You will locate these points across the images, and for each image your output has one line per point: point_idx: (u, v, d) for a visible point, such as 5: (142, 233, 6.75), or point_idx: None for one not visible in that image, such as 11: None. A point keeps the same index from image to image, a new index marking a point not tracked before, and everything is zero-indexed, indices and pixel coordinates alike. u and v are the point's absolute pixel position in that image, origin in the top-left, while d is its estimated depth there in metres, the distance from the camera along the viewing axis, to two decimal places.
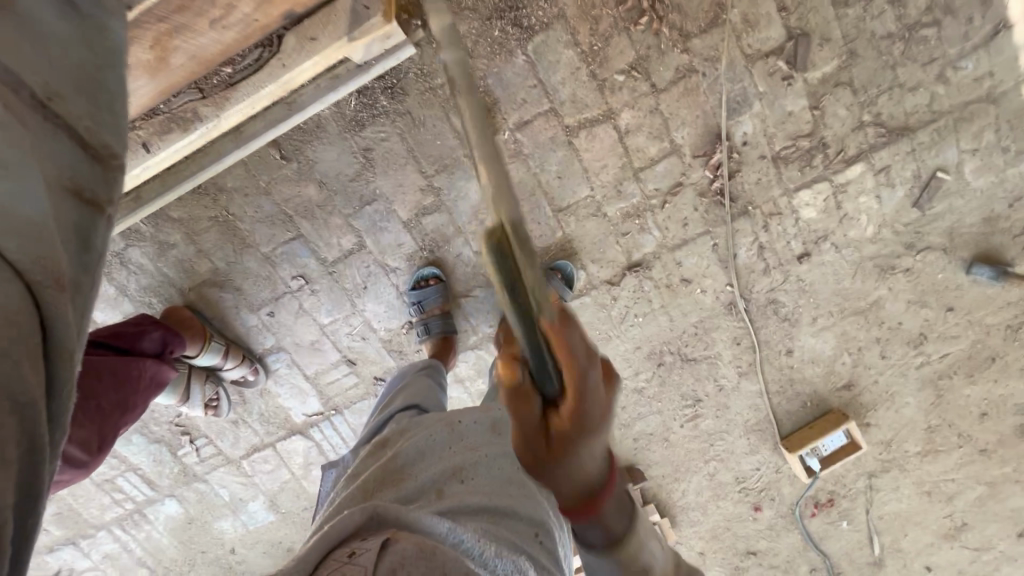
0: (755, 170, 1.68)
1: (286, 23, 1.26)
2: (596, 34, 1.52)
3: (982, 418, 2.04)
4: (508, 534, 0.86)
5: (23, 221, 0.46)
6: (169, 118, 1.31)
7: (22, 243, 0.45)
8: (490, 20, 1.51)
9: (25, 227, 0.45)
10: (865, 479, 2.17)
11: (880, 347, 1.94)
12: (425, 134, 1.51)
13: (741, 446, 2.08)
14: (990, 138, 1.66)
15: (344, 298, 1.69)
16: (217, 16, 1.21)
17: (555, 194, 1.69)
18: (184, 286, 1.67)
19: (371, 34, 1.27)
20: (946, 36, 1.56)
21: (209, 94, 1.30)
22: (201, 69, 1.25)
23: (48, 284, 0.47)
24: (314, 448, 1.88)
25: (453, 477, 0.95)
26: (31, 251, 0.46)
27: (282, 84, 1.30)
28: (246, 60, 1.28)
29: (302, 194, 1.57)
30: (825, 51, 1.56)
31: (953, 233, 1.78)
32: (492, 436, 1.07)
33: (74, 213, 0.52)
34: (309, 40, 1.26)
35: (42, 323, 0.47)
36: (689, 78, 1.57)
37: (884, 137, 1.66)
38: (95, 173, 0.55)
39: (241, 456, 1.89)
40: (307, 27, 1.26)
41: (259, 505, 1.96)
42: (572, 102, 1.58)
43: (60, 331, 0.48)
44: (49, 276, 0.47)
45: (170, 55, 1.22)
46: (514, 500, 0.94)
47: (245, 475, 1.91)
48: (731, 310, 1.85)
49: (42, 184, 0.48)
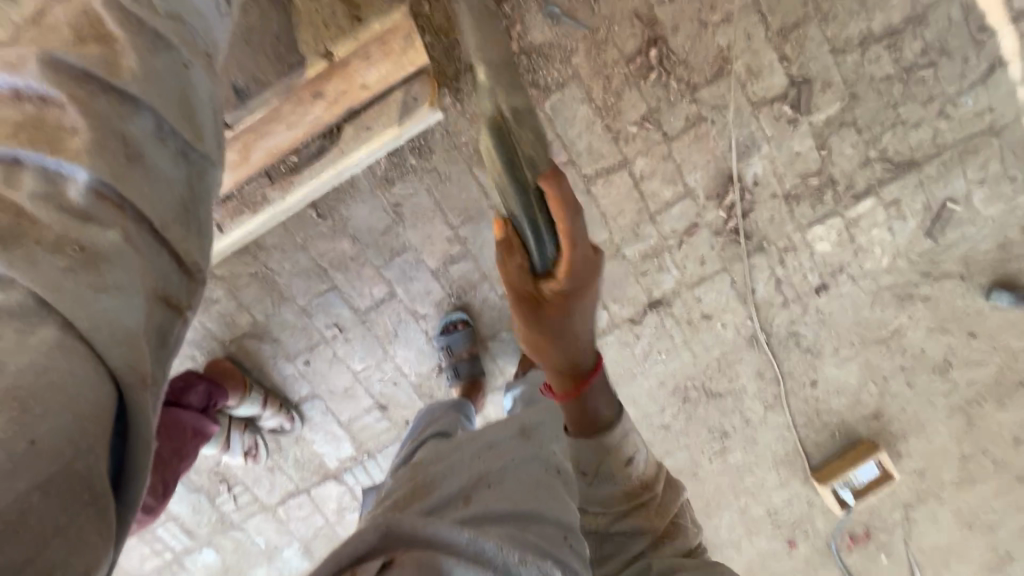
0: (768, 208, 1.74)
1: (344, 116, 1.38)
2: (608, 90, 1.60)
3: (1016, 444, 2.03)
4: (536, 540, 0.80)
5: (125, 333, 0.52)
6: (240, 203, 1.44)
7: (119, 351, 0.51)
8: None
9: (127, 337, 0.52)
10: (901, 511, 2.13)
11: (906, 375, 1.95)
12: (451, 187, 1.61)
13: (771, 479, 2.07)
14: (996, 168, 1.74)
15: (375, 345, 1.76)
16: (291, 120, 1.32)
17: None
18: (225, 338, 1.75)
19: (416, 119, 1.41)
20: (944, 76, 1.65)
21: (275, 179, 1.43)
22: (271, 159, 1.38)
23: (134, 381, 0.51)
24: (347, 493, 1.92)
25: (478, 481, 0.88)
26: (126, 355, 0.51)
27: (335, 164, 1.42)
28: (307, 149, 1.41)
29: (337, 248, 1.66)
30: (828, 95, 1.64)
31: (969, 261, 1.83)
32: (522, 440, 0.96)
33: (162, 318, 0.58)
34: (364, 129, 1.39)
35: (123, 411, 0.51)
36: (698, 126, 1.65)
37: (892, 172, 1.72)
38: (179, 280, 0.61)
39: (276, 503, 1.93)
40: (362, 118, 1.39)
41: (294, 552, 1.99)
42: (588, 153, 1.67)
43: (142, 416, 0.52)
44: (136, 374, 0.51)
45: (250, 154, 1.35)
46: (541, 502, 0.86)
47: (281, 522, 1.95)
48: (753, 344, 1.88)
49: (148, 294, 0.56)
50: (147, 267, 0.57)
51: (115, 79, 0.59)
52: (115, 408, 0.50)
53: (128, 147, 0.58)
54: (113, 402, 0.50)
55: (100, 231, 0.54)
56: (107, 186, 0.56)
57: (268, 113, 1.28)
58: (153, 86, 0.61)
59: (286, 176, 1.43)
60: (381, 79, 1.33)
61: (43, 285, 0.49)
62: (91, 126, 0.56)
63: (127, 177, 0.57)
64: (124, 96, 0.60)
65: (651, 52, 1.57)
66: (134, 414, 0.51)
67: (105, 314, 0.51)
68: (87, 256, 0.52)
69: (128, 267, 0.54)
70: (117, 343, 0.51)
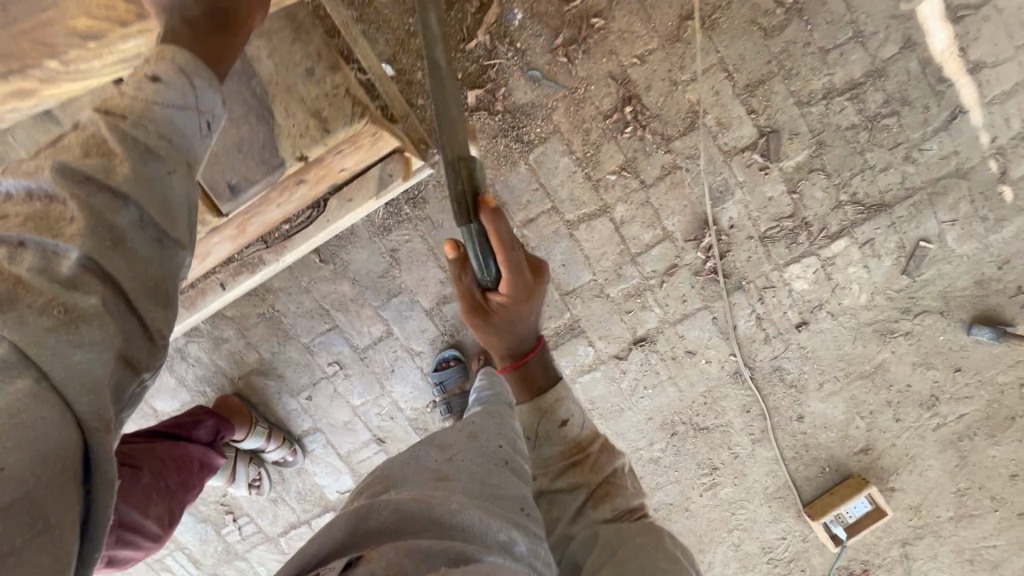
0: (744, 249, 1.83)
1: (330, 190, 1.52)
2: (587, 143, 1.73)
3: (1013, 479, 2.02)
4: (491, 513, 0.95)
5: (93, 379, 0.58)
6: (241, 264, 1.59)
7: (88, 402, 0.57)
8: (496, 138, 1.72)
9: (96, 388, 0.58)
10: (899, 547, 2.12)
11: (893, 410, 1.98)
12: (443, 234, 1.74)
13: (764, 514, 2.09)
14: (967, 208, 1.82)
15: (374, 381, 1.87)
16: (280, 199, 1.44)
17: (561, 279, 1.86)
18: (234, 375, 1.87)
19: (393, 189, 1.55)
20: (907, 124, 1.75)
21: (271, 244, 1.58)
22: (266, 229, 1.51)
23: (98, 428, 0.58)
24: None
25: None
26: (97, 406, 0.58)
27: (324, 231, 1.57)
28: (297, 219, 1.55)
29: (337, 291, 1.79)
30: (796, 143, 1.75)
31: (948, 297, 1.88)
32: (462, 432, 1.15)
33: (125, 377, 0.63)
34: (348, 201, 1.53)
35: (86, 464, 0.58)
36: (674, 174, 1.76)
37: (863, 213, 1.81)
38: (144, 343, 0.67)
39: (278, 533, 2.01)
40: (347, 190, 1.53)
41: None
42: (571, 200, 1.78)
43: (105, 464, 0.59)
44: (100, 420, 0.58)
45: (248, 227, 1.46)
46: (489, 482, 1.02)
47: (283, 552, 2.02)
48: (737, 379, 1.94)
49: (117, 356, 0.62)
50: (118, 332, 0.62)
51: (111, 180, 0.65)
52: (80, 459, 0.57)
53: (113, 232, 0.64)
54: (78, 448, 0.56)
55: (84, 296, 0.60)
56: (92, 262, 0.62)
57: (260, 199, 1.39)
58: (144, 188, 0.68)
59: (281, 243, 1.57)
60: (358, 162, 1.48)
61: (26, 342, 0.56)
62: (84, 216, 0.62)
63: (106, 254, 0.63)
64: (112, 190, 0.65)
65: (626, 110, 1.71)
66: (99, 465, 0.58)
67: (80, 367, 0.58)
68: (68, 318, 0.58)
69: (103, 327, 0.60)
70: (88, 394, 0.58)
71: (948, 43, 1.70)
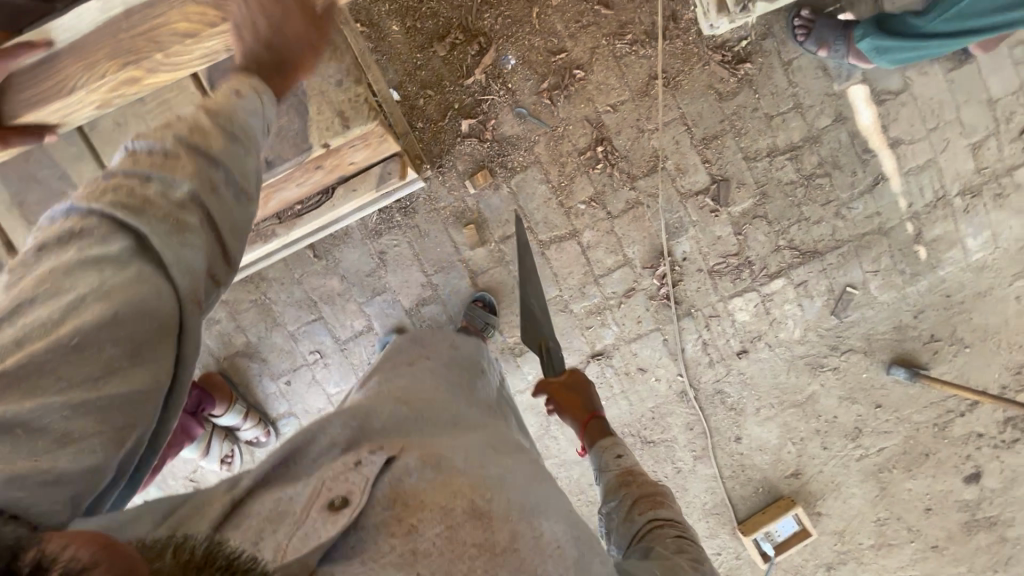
0: (694, 280, 2.06)
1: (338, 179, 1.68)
2: (563, 174, 1.97)
3: (927, 512, 2.23)
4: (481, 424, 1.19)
5: (193, 270, 0.73)
6: (257, 234, 1.72)
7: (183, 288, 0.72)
8: (484, 163, 1.94)
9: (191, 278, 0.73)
10: (823, 570, 2.29)
11: (821, 438, 2.18)
12: (428, 242, 1.96)
13: (701, 529, 2.25)
14: (887, 262, 2.09)
15: (350, 372, 2.02)
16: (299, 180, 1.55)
17: None
18: (219, 355, 2.00)
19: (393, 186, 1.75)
20: (837, 184, 2.05)
21: (283, 219, 1.72)
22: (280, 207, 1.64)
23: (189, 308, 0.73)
24: None
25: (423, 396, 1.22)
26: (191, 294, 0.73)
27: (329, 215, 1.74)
28: (308, 202, 1.71)
29: (326, 284, 1.96)
30: (742, 192, 2.02)
31: (870, 339, 2.13)
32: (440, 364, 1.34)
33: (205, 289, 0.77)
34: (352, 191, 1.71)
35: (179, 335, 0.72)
36: (636, 208, 2.00)
37: (799, 258, 2.07)
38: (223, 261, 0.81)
39: None
40: (353, 182, 1.70)
41: None
42: (544, 223, 2.01)
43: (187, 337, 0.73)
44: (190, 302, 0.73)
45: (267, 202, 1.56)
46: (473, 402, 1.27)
47: None
48: (683, 398, 2.13)
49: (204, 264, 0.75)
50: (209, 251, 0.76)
51: (210, 146, 0.78)
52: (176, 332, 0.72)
53: (212, 179, 0.77)
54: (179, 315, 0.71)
55: (191, 215, 0.73)
56: (199, 199, 0.75)
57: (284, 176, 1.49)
58: (236, 159, 0.80)
59: (293, 219, 1.72)
60: (367, 157, 1.63)
61: (152, 238, 0.70)
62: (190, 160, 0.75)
63: (209, 194, 0.76)
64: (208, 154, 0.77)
65: (598, 149, 1.96)
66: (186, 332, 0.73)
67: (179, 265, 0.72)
68: (180, 227, 0.72)
69: (203, 237, 0.74)
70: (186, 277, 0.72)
71: (871, 120, 2.02)
